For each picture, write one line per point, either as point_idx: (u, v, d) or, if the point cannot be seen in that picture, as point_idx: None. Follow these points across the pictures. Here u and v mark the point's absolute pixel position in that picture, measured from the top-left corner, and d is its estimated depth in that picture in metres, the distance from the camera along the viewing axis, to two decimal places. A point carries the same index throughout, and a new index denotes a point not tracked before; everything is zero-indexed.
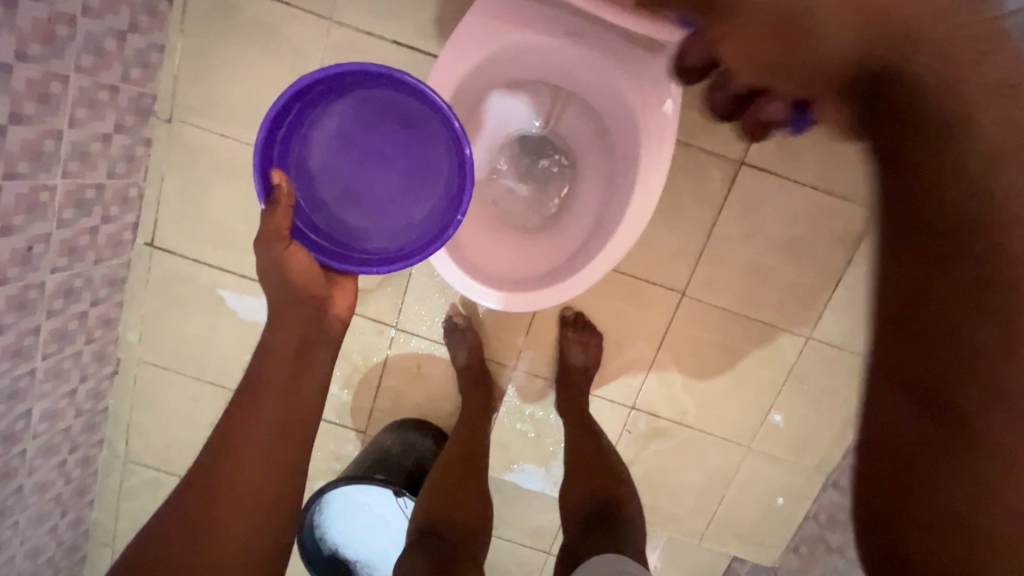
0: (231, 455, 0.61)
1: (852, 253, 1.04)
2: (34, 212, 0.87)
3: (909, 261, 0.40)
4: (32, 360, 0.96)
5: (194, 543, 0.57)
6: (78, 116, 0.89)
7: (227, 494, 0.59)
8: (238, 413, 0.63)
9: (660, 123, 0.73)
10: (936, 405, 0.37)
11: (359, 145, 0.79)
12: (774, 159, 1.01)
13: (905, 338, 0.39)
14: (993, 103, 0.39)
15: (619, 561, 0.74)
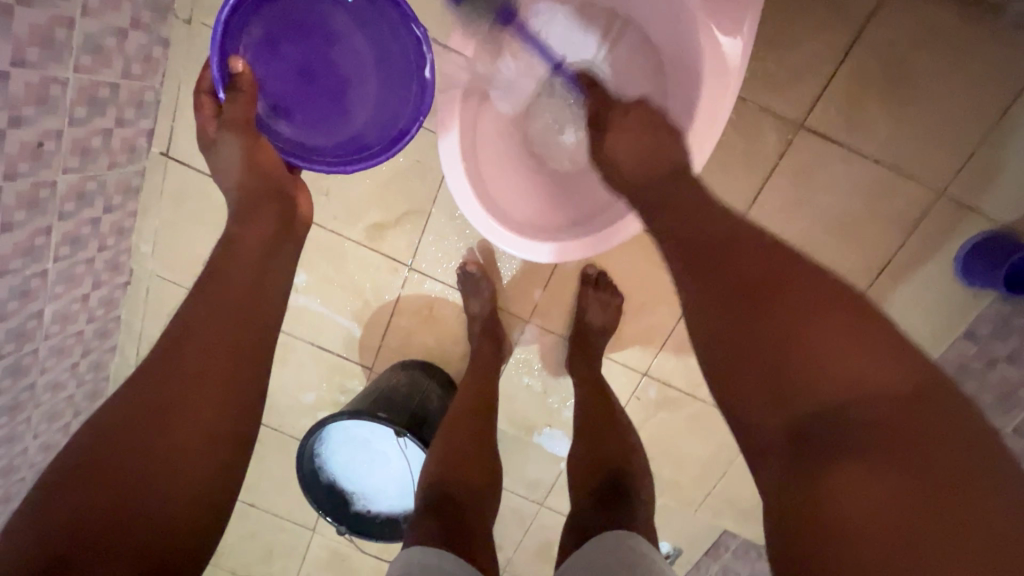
0: (196, 333, 0.58)
1: (906, 237, 0.96)
2: (45, 106, 0.82)
3: (748, 298, 0.51)
4: (44, 261, 0.95)
5: (159, 419, 0.53)
6: (91, 5, 0.83)
7: (193, 376, 0.56)
8: (203, 299, 0.61)
9: (721, 65, 0.64)
10: (788, 393, 0.47)
11: (281, 56, 0.76)
12: (838, 127, 0.92)
13: (757, 346, 0.49)
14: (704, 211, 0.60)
15: (631, 539, 0.70)
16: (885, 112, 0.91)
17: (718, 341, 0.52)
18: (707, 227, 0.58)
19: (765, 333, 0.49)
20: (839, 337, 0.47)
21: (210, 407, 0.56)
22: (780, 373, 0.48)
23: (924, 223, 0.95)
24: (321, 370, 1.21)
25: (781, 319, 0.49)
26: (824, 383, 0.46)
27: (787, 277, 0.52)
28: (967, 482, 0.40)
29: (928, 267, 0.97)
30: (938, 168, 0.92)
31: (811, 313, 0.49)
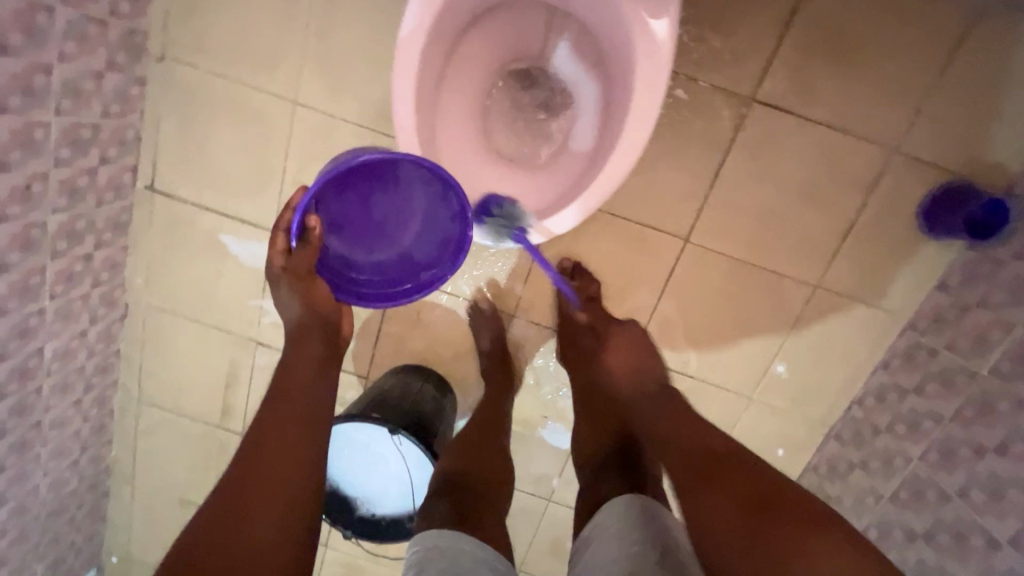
0: (266, 440, 0.65)
1: (867, 196, 0.99)
2: (30, 150, 0.87)
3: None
4: (40, 299, 1.00)
5: (239, 519, 0.58)
6: (68, 51, 0.88)
7: (266, 478, 0.62)
8: (258, 441, 0.65)
9: (650, 38, 0.68)
10: None
11: (351, 188, 0.80)
12: (789, 97, 0.95)
13: None
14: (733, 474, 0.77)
15: (640, 500, 0.76)
16: (831, 78, 0.94)
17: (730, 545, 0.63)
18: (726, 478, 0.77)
19: (724, 524, 0.65)
20: (797, 536, 0.61)
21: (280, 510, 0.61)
22: None
23: (881, 180, 0.98)
24: None
25: (721, 498, 0.67)
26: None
27: (751, 475, 0.68)
28: None
29: (893, 223, 1.00)
30: (888, 126, 0.96)
31: None
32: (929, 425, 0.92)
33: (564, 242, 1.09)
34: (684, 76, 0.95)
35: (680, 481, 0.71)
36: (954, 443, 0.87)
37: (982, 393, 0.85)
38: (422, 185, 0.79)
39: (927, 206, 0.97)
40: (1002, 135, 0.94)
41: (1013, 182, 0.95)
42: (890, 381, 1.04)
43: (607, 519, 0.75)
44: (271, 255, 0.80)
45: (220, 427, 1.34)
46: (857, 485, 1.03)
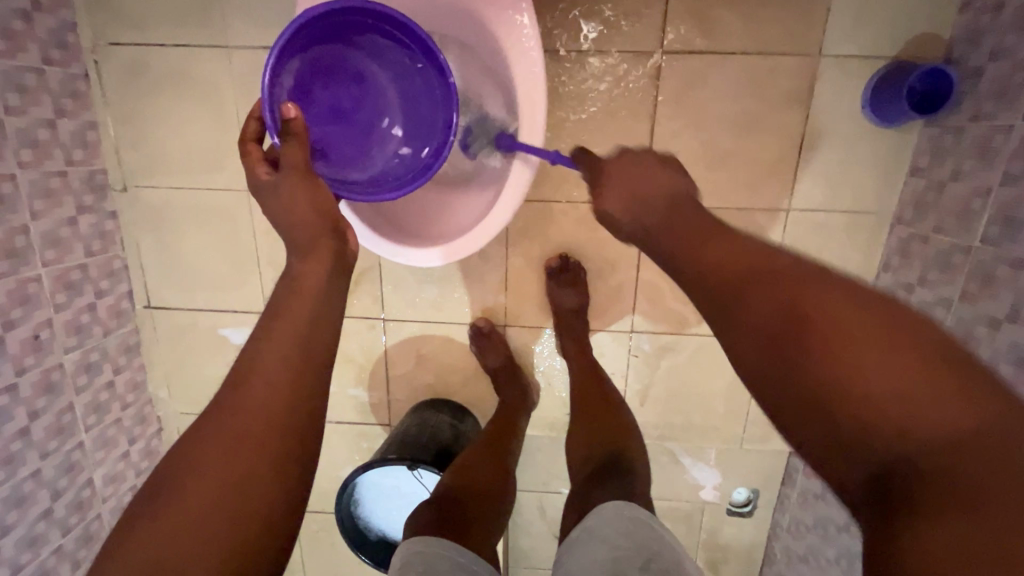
0: (251, 379, 0.57)
1: (807, 107, 0.97)
2: (28, 304, 0.97)
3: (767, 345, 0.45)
4: (76, 433, 1.09)
5: (199, 469, 0.52)
6: (38, 209, 0.97)
7: (239, 417, 0.55)
8: (222, 414, 0.55)
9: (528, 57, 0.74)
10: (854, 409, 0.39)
11: (314, 101, 0.75)
12: (697, 37, 0.95)
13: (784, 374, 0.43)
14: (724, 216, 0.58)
15: (628, 508, 0.75)
16: (732, 9, 0.94)
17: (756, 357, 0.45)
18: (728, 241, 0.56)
19: (755, 348, 0.46)
20: (855, 337, 0.40)
21: (247, 468, 0.52)
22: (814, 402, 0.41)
23: (817, 87, 0.96)
24: (349, 441, 1.28)
25: (751, 308, 0.47)
26: (842, 373, 0.40)
27: (784, 272, 0.48)
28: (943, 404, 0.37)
29: (843, 125, 0.98)
30: (805, 33, 0.94)
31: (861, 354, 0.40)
32: (941, 314, 0.88)
33: (535, 242, 1.11)
34: (590, 51, 0.97)
35: (704, 308, 0.52)
36: (968, 324, 0.83)
37: (980, 266, 0.82)
38: (383, 67, 0.79)
39: (870, 93, 0.94)
40: (921, 4, 0.91)
41: (950, 48, 0.92)
42: (894, 281, 1.00)
43: (597, 521, 0.75)
44: (252, 170, 0.72)
45: None
46: None
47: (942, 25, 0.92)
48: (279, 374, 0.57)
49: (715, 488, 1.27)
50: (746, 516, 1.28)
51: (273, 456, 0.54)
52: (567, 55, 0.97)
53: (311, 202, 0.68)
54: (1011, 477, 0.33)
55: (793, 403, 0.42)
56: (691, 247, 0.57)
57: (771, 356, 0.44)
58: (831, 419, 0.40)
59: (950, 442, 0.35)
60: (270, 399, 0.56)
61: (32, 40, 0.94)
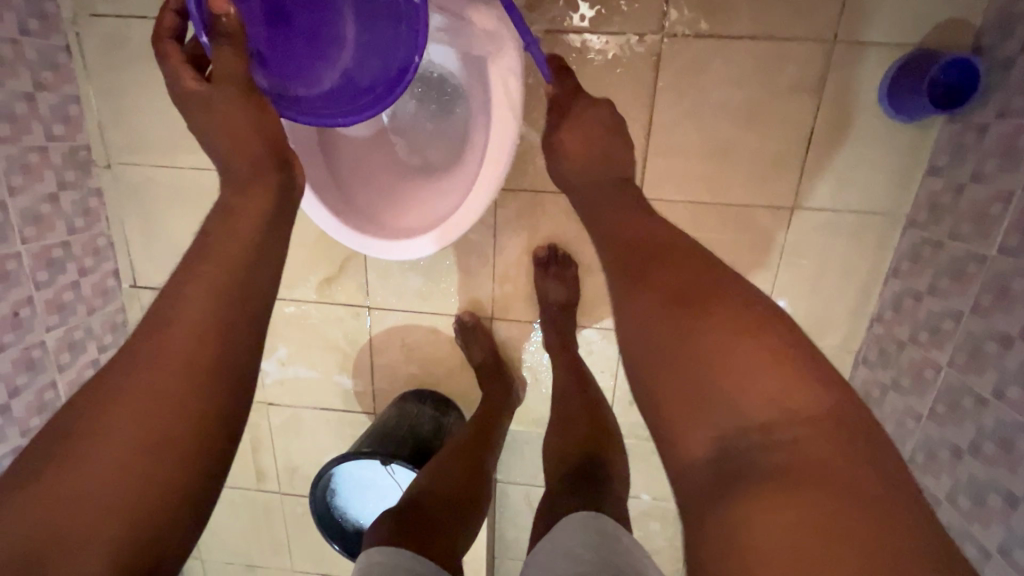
0: (171, 330, 0.52)
1: (818, 99, 0.90)
2: (7, 281, 0.96)
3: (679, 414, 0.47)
4: None
5: (102, 423, 0.47)
6: (16, 184, 0.96)
7: (150, 367, 0.50)
8: (134, 365, 0.50)
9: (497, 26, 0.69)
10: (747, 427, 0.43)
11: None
12: (702, 20, 0.89)
13: (675, 396, 0.47)
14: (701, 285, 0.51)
15: (596, 520, 0.73)
16: None
17: (653, 350, 0.49)
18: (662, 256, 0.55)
19: (654, 351, 0.49)
20: (752, 386, 0.44)
21: (158, 424, 0.48)
22: (716, 427, 0.45)
23: (830, 76, 0.89)
24: (333, 428, 1.27)
25: (656, 342, 0.50)
26: (756, 426, 0.43)
27: (715, 293, 0.50)
28: (789, 419, 0.42)
29: (857, 119, 0.91)
30: (820, 17, 0.87)
31: (767, 403, 0.43)
32: (949, 326, 0.82)
33: (525, 234, 1.06)
34: (586, 32, 0.91)
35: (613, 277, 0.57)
36: (978, 340, 0.77)
37: (995, 277, 0.75)
38: None
39: (888, 83, 0.87)
40: None
41: (979, 38, 0.84)
42: (903, 288, 0.94)
43: (560, 532, 0.74)
44: (178, 75, 0.66)
45: (260, 491, 1.37)
46: (894, 408, 0.93)
47: (972, 11, 0.84)
48: (206, 328, 0.53)
49: None
50: None
51: (192, 418, 0.50)
52: (561, 36, 0.91)
53: (254, 123, 0.63)
54: (849, 517, 0.38)
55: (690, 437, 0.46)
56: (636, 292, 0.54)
57: (675, 370, 0.47)
58: (699, 412, 0.46)
59: (798, 439, 0.42)
60: (199, 353, 0.52)
61: (8, 9, 0.91)
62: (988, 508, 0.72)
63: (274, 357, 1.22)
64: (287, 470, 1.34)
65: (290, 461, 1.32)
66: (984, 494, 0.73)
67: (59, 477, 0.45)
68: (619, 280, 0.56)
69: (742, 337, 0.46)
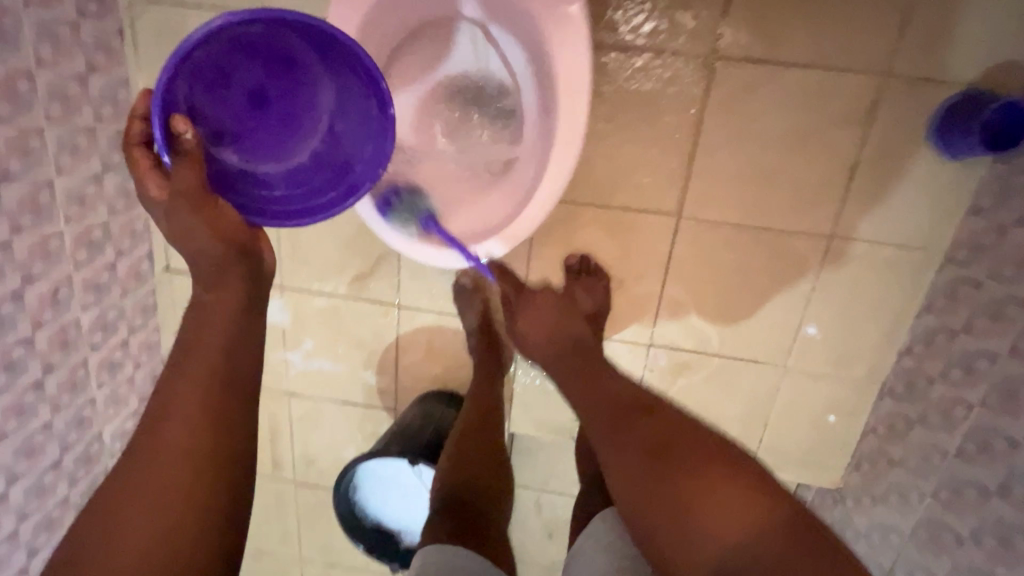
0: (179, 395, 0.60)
1: (864, 131, 0.91)
2: (50, 259, 0.97)
3: (654, 516, 0.65)
4: (88, 389, 1.10)
5: (139, 484, 0.56)
6: (65, 164, 0.97)
7: (171, 430, 0.58)
8: (156, 431, 0.58)
9: (571, 49, 0.70)
10: (703, 516, 0.62)
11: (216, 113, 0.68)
12: (754, 45, 0.89)
13: (651, 493, 0.66)
14: (654, 408, 0.73)
15: (630, 513, 0.81)
16: (797, 20, 0.87)
17: (647, 498, 0.66)
18: (619, 400, 0.76)
19: (645, 495, 0.66)
20: (717, 497, 0.63)
21: (183, 476, 0.57)
22: (679, 515, 0.64)
23: (880, 109, 0.90)
24: (353, 422, 1.28)
25: (632, 476, 0.68)
26: (712, 510, 0.62)
27: (664, 431, 0.70)
28: (733, 517, 0.62)
29: (902, 154, 0.91)
30: (874, 50, 0.87)
31: (722, 494, 0.63)
32: (984, 366, 0.83)
33: (557, 243, 1.06)
34: (638, 52, 0.91)
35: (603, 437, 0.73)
36: (1014, 383, 0.77)
37: None
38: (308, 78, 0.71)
39: (938, 121, 0.87)
40: (1010, 31, 0.83)
41: None
42: (936, 324, 0.94)
43: (599, 529, 0.81)
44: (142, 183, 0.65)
45: (273, 479, 1.38)
46: (919, 442, 0.93)
47: None
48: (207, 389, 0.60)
49: None
50: None
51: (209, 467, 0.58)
52: (612, 53, 0.92)
53: (210, 225, 0.63)
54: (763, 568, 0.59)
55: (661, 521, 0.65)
56: (615, 434, 0.72)
57: (655, 491, 0.66)
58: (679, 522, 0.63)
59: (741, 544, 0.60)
60: (203, 409, 0.60)
61: None
62: (1016, 552, 0.73)
63: (300, 348, 1.23)
64: (301, 461, 1.35)
65: (306, 452, 1.34)
66: (1012, 537, 0.74)
67: (111, 543, 0.54)
68: (602, 420, 0.74)
69: (688, 454, 0.67)
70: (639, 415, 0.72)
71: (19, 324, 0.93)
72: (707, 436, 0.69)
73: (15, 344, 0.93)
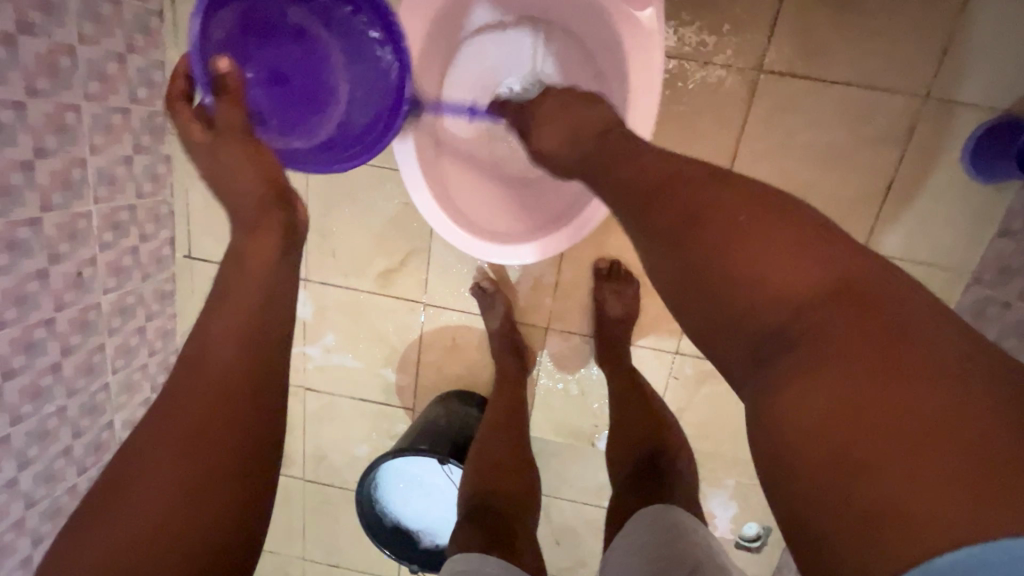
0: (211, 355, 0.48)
1: (902, 149, 0.93)
2: (76, 239, 0.94)
3: (742, 347, 0.41)
4: (103, 375, 1.07)
5: (156, 453, 0.46)
6: (97, 143, 0.94)
7: (196, 392, 0.47)
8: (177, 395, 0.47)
9: (645, 57, 0.69)
10: (831, 389, 0.35)
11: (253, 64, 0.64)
12: (798, 60, 0.91)
13: (775, 388, 0.39)
14: (750, 238, 0.42)
15: (667, 513, 0.77)
16: (843, 38, 0.89)
17: (670, 251, 0.45)
18: (702, 222, 0.44)
19: (683, 267, 0.44)
20: (893, 403, 0.33)
21: (207, 451, 0.47)
22: (839, 426, 0.34)
23: (917, 129, 0.92)
24: (369, 420, 1.27)
25: (732, 314, 0.42)
26: (896, 432, 0.33)
27: (756, 260, 0.41)
28: (902, 377, 0.34)
29: (935, 174, 0.93)
30: (914, 73, 0.89)
31: (884, 343, 0.35)
32: None
33: (589, 246, 1.08)
34: (683, 62, 0.93)
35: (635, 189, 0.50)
36: None
37: None
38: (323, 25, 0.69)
39: (973, 146, 0.90)
40: None
41: None
42: None
43: (635, 529, 0.78)
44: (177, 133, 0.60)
45: (282, 474, 1.35)
46: None
47: None
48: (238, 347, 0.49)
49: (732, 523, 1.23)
50: (754, 551, 1.24)
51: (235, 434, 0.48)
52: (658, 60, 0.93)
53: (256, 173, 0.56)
54: (929, 410, 0.33)
55: (814, 447, 0.35)
56: (706, 301, 0.43)
57: (831, 417, 0.35)
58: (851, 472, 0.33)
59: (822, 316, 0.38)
60: (229, 368, 0.48)
61: None
62: None
63: (320, 342, 1.21)
64: (313, 457, 1.32)
65: (318, 448, 1.31)
66: None
67: (118, 525, 0.45)
68: (632, 191, 0.51)
69: (800, 299, 0.39)
70: (725, 231, 0.43)
71: (42, 303, 0.90)
72: (831, 251, 0.41)
73: (37, 323, 0.90)
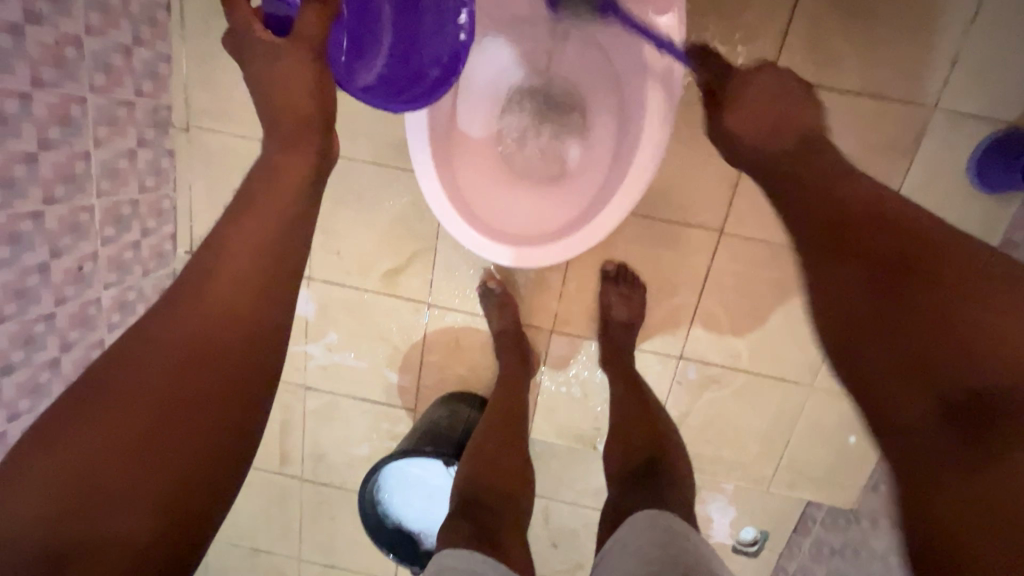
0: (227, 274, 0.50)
1: (909, 159, 0.94)
2: (78, 232, 0.93)
3: (834, 287, 0.49)
4: None
5: (148, 364, 0.44)
6: (102, 135, 0.93)
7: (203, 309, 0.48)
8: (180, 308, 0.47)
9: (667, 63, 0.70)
10: (894, 291, 0.44)
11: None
12: (808, 68, 0.91)
13: (852, 308, 0.47)
14: (844, 204, 0.52)
15: (662, 517, 0.75)
16: (853, 47, 0.90)
17: (838, 212, 0.52)
18: (835, 199, 0.53)
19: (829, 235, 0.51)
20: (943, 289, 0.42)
21: (206, 367, 0.46)
22: (913, 326, 0.42)
23: (925, 139, 0.92)
24: (369, 420, 1.26)
25: (835, 267, 0.49)
26: (955, 306, 0.41)
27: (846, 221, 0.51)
28: (953, 276, 0.43)
29: (941, 184, 0.94)
30: (922, 83, 0.90)
31: (930, 251, 0.45)
32: None
33: (596, 249, 1.08)
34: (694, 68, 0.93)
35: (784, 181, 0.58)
36: None
37: None
38: None
39: (977, 157, 0.91)
40: None
41: None
42: None
43: (629, 533, 0.75)
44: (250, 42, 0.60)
45: (280, 474, 1.34)
46: None
47: None
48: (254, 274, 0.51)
49: (730, 527, 1.23)
50: (751, 556, 1.25)
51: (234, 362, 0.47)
52: None
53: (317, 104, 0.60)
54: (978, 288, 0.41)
55: (885, 348, 0.43)
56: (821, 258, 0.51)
57: (901, 315, 0.43)
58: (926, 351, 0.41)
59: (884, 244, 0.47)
60: (238, 293, 0.49)
61: None
62: None
63: (322, 341, 1.21)
64: (312, 456, 1.31)
65: (317, 447, 1.30)
66: None
67: (92, 435, 0.41)
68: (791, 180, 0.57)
69: (865, 237, 0.49)
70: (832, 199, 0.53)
71: (43, 297, 0.89)
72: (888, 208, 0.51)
73: (37, 319, 0.88)
